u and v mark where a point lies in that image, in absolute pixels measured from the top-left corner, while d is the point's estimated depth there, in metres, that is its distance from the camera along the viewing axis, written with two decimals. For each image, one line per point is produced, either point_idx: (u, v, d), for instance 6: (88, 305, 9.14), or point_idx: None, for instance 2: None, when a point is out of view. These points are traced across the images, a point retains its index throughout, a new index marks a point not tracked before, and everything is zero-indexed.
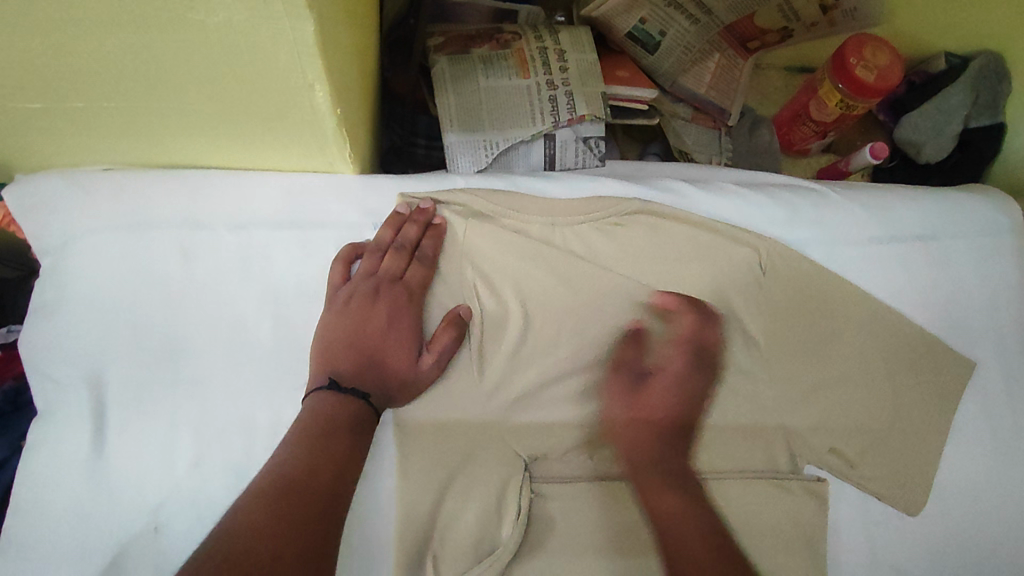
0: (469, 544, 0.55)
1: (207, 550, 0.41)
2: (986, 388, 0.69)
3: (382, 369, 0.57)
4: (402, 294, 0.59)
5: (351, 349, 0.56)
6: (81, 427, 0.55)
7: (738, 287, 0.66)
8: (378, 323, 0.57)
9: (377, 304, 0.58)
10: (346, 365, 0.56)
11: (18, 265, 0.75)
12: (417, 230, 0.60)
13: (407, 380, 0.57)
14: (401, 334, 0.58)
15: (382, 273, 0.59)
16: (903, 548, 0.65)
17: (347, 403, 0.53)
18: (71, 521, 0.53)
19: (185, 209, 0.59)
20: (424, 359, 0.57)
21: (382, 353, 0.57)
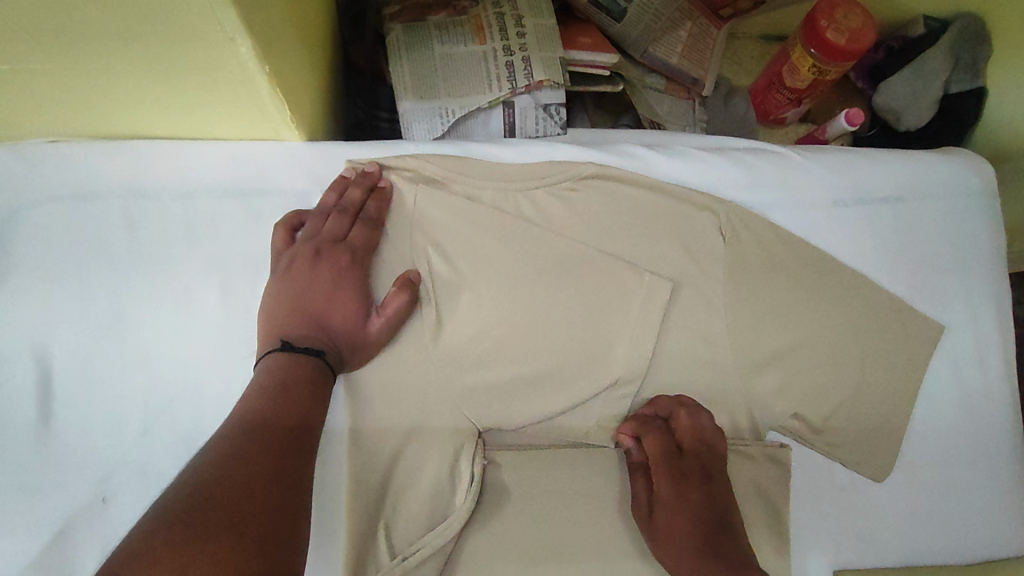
0: (423, 512, 0.55)
1: (181, 481, 0.41)
2: (957, 353, 0.68)
3: (332, 332, 0.55)
4: (350, 255, 0.58)
5: (299, 314, 0.55)
6: (27, 401, 0.54)
7: (700, 252, 0.64)
8: (327, 285, 0.56)
9: (324, 266, 0.56)
10: (296, 328, 0.54)
11: None
12: (360, 192, 0.59)
13: (360, 344, 0.56)
14: (349, 297, 0.56)
15: (324, 235, 0.58)
16: (870, 515, 0.64)
17: (299, 364, 0.51)
18: (18, 493, 0.53)
19: (130, 179, 0.58)
20: (376, 320, 0.56)
21: (328, 315, 0.55)
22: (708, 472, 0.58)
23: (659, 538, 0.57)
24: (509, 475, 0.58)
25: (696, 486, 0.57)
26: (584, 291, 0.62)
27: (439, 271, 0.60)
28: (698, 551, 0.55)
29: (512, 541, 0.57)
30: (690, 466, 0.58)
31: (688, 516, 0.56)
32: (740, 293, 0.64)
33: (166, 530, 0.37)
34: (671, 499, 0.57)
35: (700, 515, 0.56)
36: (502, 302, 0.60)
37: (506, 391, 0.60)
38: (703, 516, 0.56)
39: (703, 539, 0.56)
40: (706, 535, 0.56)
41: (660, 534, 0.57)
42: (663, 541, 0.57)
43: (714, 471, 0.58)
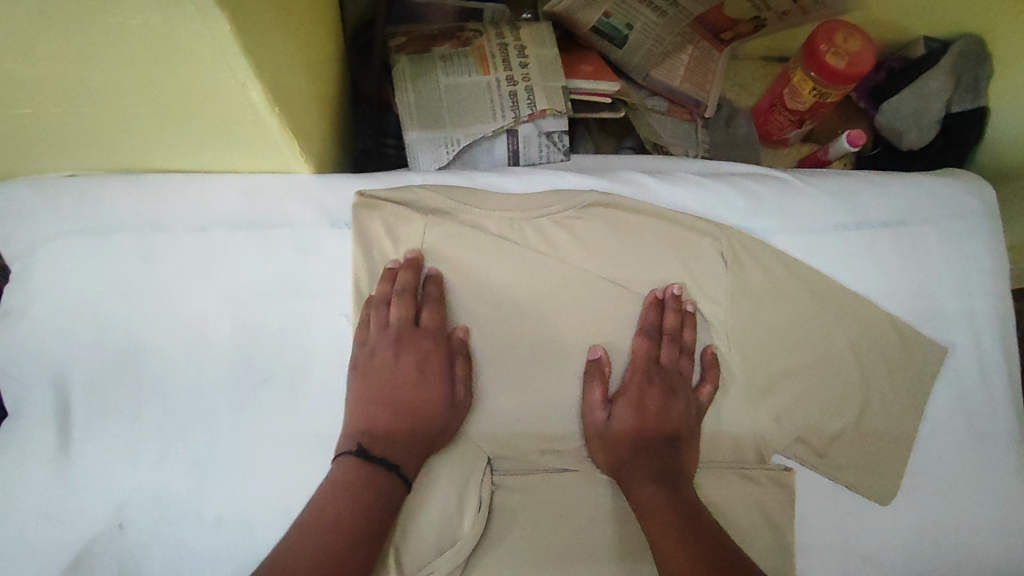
0: (433, 540, 0.55)
1: None
2: (961, 374, 0.68)
3: (425, 419, 0.57)
4: (423, 343, 0.59)
5: (386, 408, 0.56)
6: (46, 429, 0.56)
7: (701, 277, 0.65)
8: (410, 373, 0.58)
9: (403, 356, 0.58)
10: (380, 421, 0.56)
11: None
12: (415, 277, 0.60)
13: (441, 425, 0.57)
14: (427, 385, 0.57)
15: (396, 327, 0.58)
16: (877, 540, 0.64)
17: (376, 477, 0.52)
18: (37, 520, 0.54)
19: (146, 212, 0.60)
20: (456, 390, 0.59)
21: (417, 403, 0.57)
22: (685, 423, 0.61)
23: (606, 439, 0.60)
24: (515, 500, 0.59)
25: (668, 420, 0.60)
26: (588, 317, 0.63)
27: (449, 299, 0.62)
28: (639, 454, 0.59)
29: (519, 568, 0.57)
30: (673, 383, 0.61)
31: (650, 413, 0.60)
32: (744, 318, 0.65)
33: None
34: (640, 389, 0.61)
35: (656, 428, 0.60)
36: (508, 330, 0.62)
37: (511, 417, 0.61)
38: (664, 424, 0.60)
39: (648, 450, 0.59)
40: (650, 458, 0.58)
41: (605, 436, 0.60)
42: (608, 441, 0.60)
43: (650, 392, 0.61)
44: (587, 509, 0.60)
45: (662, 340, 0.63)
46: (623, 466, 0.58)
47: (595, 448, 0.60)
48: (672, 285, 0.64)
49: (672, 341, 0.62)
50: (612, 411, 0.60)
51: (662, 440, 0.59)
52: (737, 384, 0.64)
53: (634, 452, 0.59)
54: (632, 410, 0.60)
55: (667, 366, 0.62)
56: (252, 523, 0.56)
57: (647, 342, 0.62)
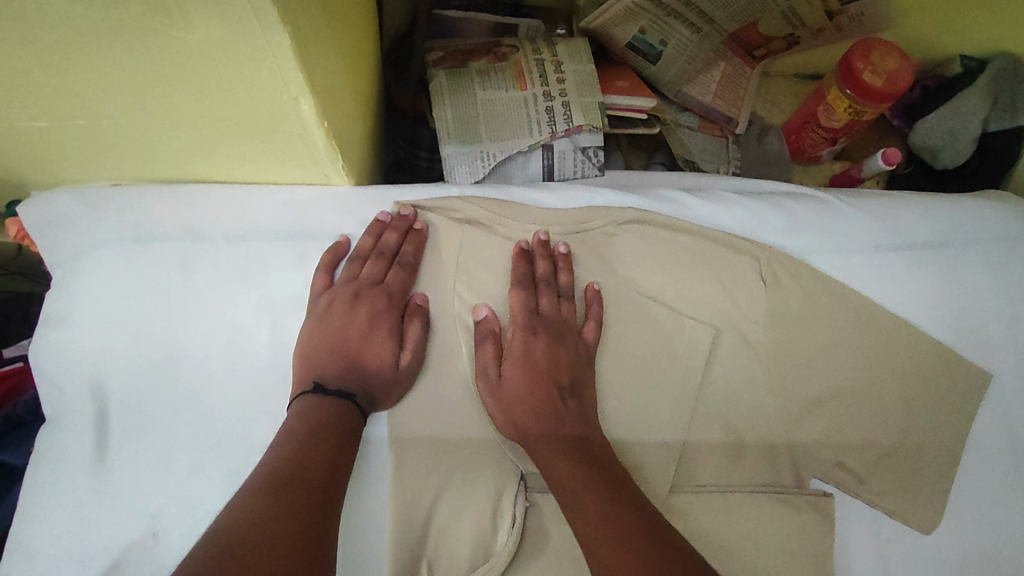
0: (465, 554, 0.55)
1: (210, 539, 0.41)
2: (1008, 399, 0.66)
3: (366, 373, 0.57)
4: (386, 295, 0.59)
5: (334, 355, 0.57)
6: (83, 435, 0.56)
7: (741, 296, 0.64)
8: (368, 327, 0.58)
9: (362, 307, 0.58)
10: (328, 367, 0.56)
11: None
12: (397, 235, 0.61)
13: (395, 382, 0.57)
14: (380, 335, 0.58)
15: (362, 280, 0.60)
16: (921, 568, 0.62)
17: (329, 404, 0.53)
18: (73, 526, 0.54)
19: (186, 221, 0.60)
20: (409, 348, 0.58)
21: (363, 354, 0.57)
22: (576, 369, 0.59)
23: (497, 391, 0.57)
24: (547, 518, 0.57)
25: (557, 367, 0.58)
26: (623, 335, 0.62)
27: (483, 312, 0.60)
28: (537, 414, 0.56)
29: None
30: (559, 330, 0.59)
31: (559, 366, 0.58)
32: (782, 337, 0.64)
33: None
34: (523, 345, 0.58)
35: (546, 380, 0.58)
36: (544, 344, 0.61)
37: None
38: (542, 375, 0.58)
39: (539, 402, 0.57)
40: (536, 417, 0.56)
41: (495, 393, 0.57)
42: (501, 395, 0.57)
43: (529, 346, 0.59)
44: None
45: (541, 289, 0.61)
46: (521, 418, 0.56)
47: (484, 398, 0.57)
48: (540, 233, 0.63)
49: (548, 286, 0.61)
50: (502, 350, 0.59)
51: (549, 394, 0.57)
52: (776, 405, 0.63)
53: (534, 416, 0.56)
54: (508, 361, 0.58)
55: (547, 315, 0.60)
56: None
57: (524, 294, 0.60)
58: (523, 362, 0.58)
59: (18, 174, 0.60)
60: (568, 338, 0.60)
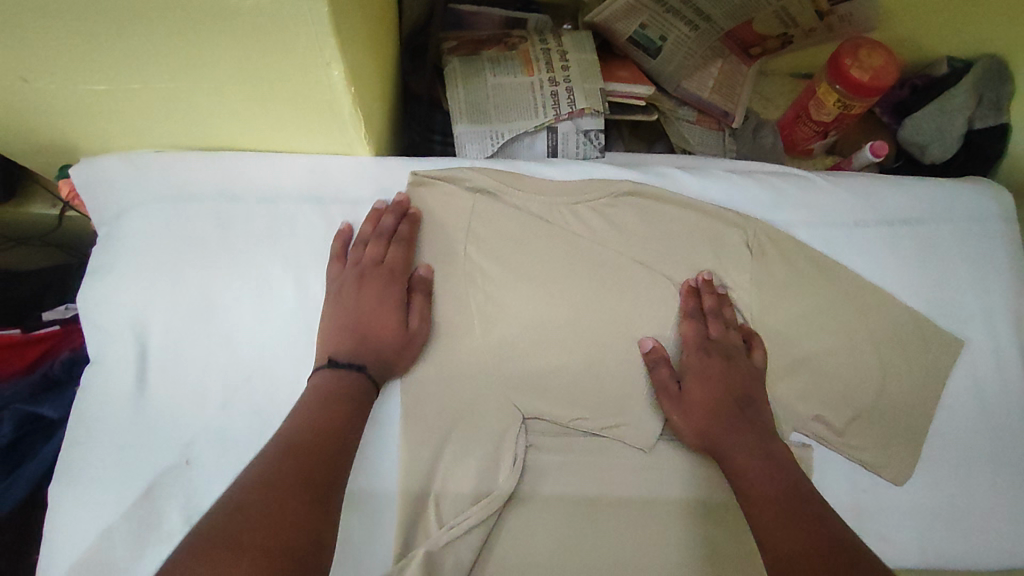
0: (470, 487, 0.61)
1: (224, 500, 0.46)
2: (976, 363, 0.71)
3: (376, 346, 0.60)
4: (388, 275, 0.63)
5: (346, 333, 0.60)
6: (127, 372, 0.61)
7: (728, 264, 0.70)
8: (375, 308, 0.62)
9: (365, 291, 0.62)
10: (343, 344, 0.60)
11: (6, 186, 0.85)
12: (394, 217, 0.65)
13: (401, 356, 0.62)
14: (386, 314, 0.61)
15: (366, 261, 0.63)
16: (893, 516, 0.67)
17: (340, 378, 0.58)
18: (118, 451, 0.60)
19: (222, 184, 0.66)
20: (415, 324, 0.62)
21: (373, 327, 0.61)
22: (744, 385, 0.63)
23: (682, 399, 0.62)
24: (546, 457, 0.63)
25: (730, 381, 0.62)
26: (619, 296, 0.67)
27: (491, 270, 0.66)
28: (722, 420, 0.60)
29: (547, 518, 0.61)
30: (727, 351, 0.64)
31: (735, 380, 0.63)
32: (766, 301, 0.69)
33: (219, 542, 0.43)
34: (698, 362, 0.64)
35: (729, 392, 0.62)
36: (545, 300, 0.66)
37: (547, 381, 0.64)
38: (722, 390, 0.62)
39: (721, 413, 0.61)
40: (727, 425, 0.60)
41: (679, 403, 0.62)
42: (688, 404, 0.62)
43: (740, 379, 0.63)
44: (610, 470, 0.63)
45: (708, 319, 0.66)
46: (710, 429, 0.61)
47: (671, 409, 0.63)
48: (702, 273, 0.68)
49: (715, 318, 0.66)
50: (682, 371, 0.64)
51: (735, 402, 0.61)
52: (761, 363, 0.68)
53: (713, 419, 0.61)
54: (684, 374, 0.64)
55: (718, 338, 0.65)
56: None
57: (695, 325, 0.65)
58: (704, 380, 0.63)
59: (73, 140, 0.66)
60: (737, 357, 0.64)
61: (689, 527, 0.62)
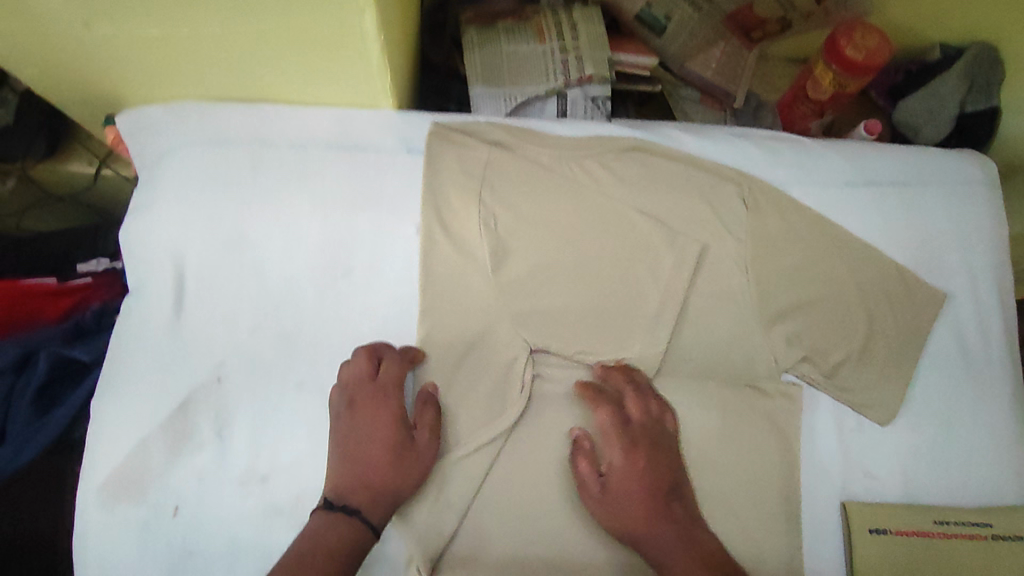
0: (480, 411, 0.66)
1: None
2: (959, 315, 0.76)
3: (380, 479, 0.59)
4: (387, 394, 0.62)
5: (348, 468, 0.60)
6: (165, 296, 0.66)
7: (726, 216, 0.74)
8: (374, 450, 0.60)
9: (361, 414, 0.62)
10: (342, 483, 0.59)
11: (49, 145, 0.92)
12: (370, 360, 0.64)
13: (406, 471, 0.61)
14: (385, 450, 0.60)
15: (349, 390, 0.63)
16: (877, 453, 0.72)
17: (337, 519, 0.57)
18: (155, 369, 0.64)
19: (257, 131, 0.71)
20: (420, 445, 0.62)
21: (371, 475, 0.59)
22: (671, 475, 0.63)
23: (605, 498, 0.63)
24: (550, 386, 0.69)
25: (659, 477, 0.62)
26: (624, 241, 0.72)
27: (504, 214, 0.70)
28: (650, 525, 0.60)
29: (551, 438, 0.68)
30: (656, 437, 0.65)
31: (662, 471, 0.63)
32: (762, 252, 0.73)
33: None
34: (624, 457, 0.63)
35: (658, 486, 0.62)
36: (553, 244, 0.70)
37: (556, 317, 0.69)
38: (647, 492, 0.61)
39: (650, 512, 0.61)
40: (655, 523, 0.60)
41: (605, 507, 0.62)
42: (609, 506, 0.62)
43: (666, 470, 0.63)
44: None
45: (627, 401, 0.66)
46: (635, 532, 0.61)
47: (593, 508, 0.63)
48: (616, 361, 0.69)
49: (637, 394, 0.67)
50: (603, 491, 0.63)
51: (662, 496, 0.62)
52: (756, 310, 0.72)
53: (639, 514, 0.61)
54: (599, 512, 0.63)
55: (639, 422, 0.65)
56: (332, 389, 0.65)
57: (614, 418, 0.65)
58: (631, 466, 0.63)
59: (117, 89, 0.71)
60: (665, 442, 0.65)
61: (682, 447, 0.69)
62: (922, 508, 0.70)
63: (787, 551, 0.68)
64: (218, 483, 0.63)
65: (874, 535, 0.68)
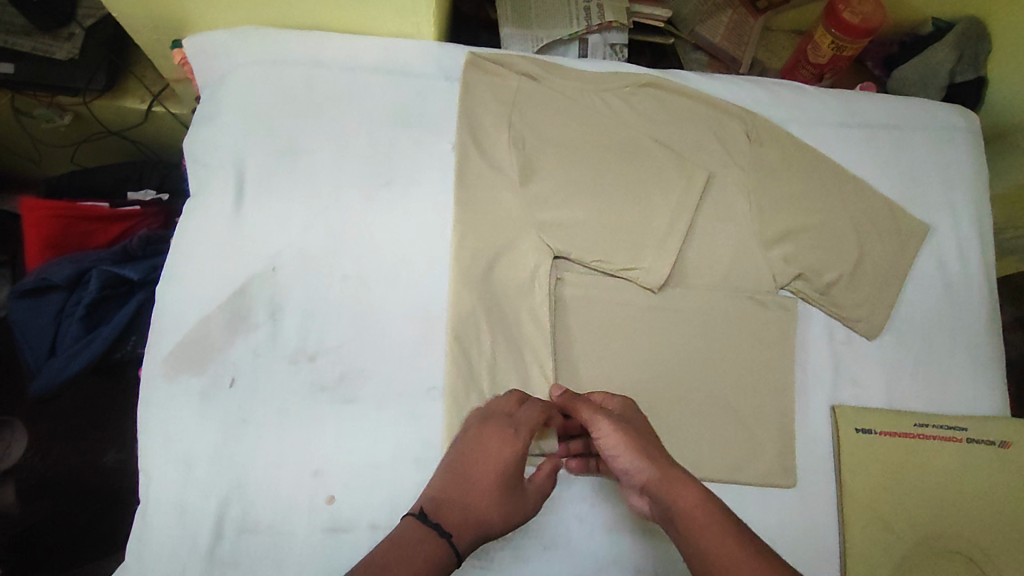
0: (507, 309, 0.74)
1: None
2: (941, 246, 0.83)
3: (487, 506, 0.56)
4: (523, 432, 0.60)
5: (460, 486, 0.57)
6: (227, 195, 0.74)
7: (732, 148, 0.82)
8: (491, 479, 0.57)
9: (489, 437, 0.59)
10: (448, 498, 0.56)
11: (107, 84, 0.98)
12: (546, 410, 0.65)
13: (510, 512, 0.58)
14: (505, 483, 0.57)
15: (502, 414, 0.62)
16: (863, 363, 0.79)
17: (431, 535, 0.53)
18: (218, 258, 0.72)
19: (312, 55, 0.79)
20: (530, 492, 0.60)
21: (482, 498, 0.56)
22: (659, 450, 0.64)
23: (622, 422, 0.61)
24: (569, 290, 0.76)
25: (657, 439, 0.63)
26: (640, 164, 0.79)
27: (531, 137, 0.78)
28: (663, 452, 0.59)
29: (569, 336, 0.75)
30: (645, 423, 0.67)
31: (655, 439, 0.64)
32: (763, 182, 0.80)
33: None
34: (629, 409, 0.65)
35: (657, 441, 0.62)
36: (575, 165, 0.78)
37: (578, 225, 0.76)
38: (652, 434, 0.62)
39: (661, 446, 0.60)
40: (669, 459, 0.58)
41: (625, 424, 0.60)
42: (627, 428, 0.60)
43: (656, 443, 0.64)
44: (624, 301, 0.76)
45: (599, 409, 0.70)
46: (650, 453, 0.58)
47: (610, 427, 0.60)
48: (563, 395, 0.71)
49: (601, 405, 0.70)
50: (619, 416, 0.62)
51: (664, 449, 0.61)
52: (754, 231, 0.79)
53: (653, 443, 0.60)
54: (618, 426, 0.60)
55: None
56: (374, 282, 0.73)
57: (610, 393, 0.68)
58: (635, 416, 0.64)
59: (185, 17, 0.78)
60: None
61: (688, 349, 0.76)
62: (902, 412, 0.77)
63: (781, 446, 0.75)
64: (271, 361, 0.70)
65: (861, 434, 0.76)
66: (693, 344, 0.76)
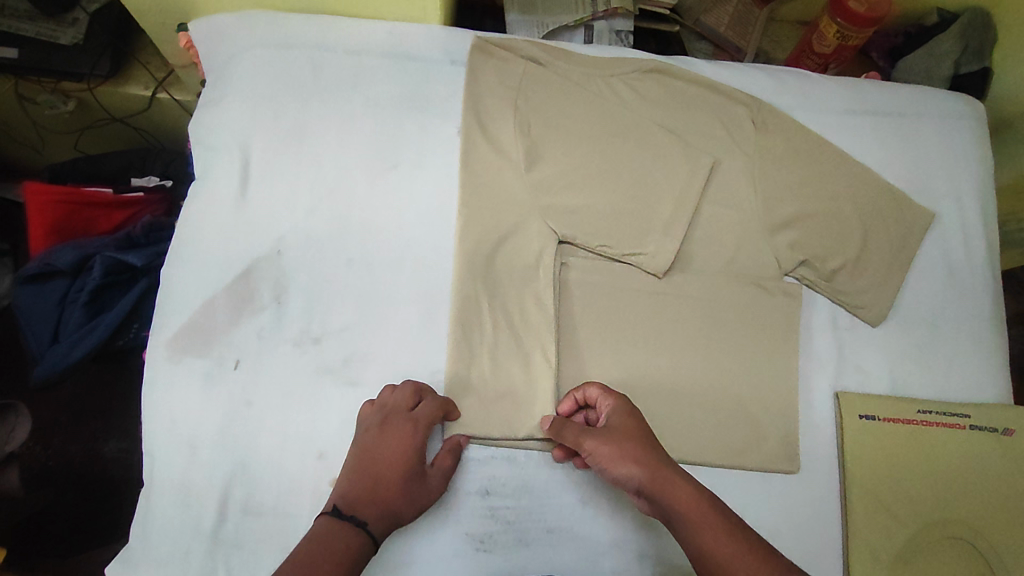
0: (512, 292, 0.74)
1: None
2: (945, 233, 0.83)
3: (387, 498, 0.62)
4: (419, 428, 0.65)
5: (363, 480, 0.63)
6: (232, 177, 0.74)
7: (736, 133, 0.81)
8: (391, 470, 0.63)
9: (387, 433, 0.64)
10: (353, 491, 0.62)
11: (110, 69, 0.98)
12: (433, 404, 0.67)
13: (414, 501, 0.63)
14: (403, 474, 0.63)
15: (391, 407, 0.66)
16: (867, 350, 0.79)
17: (343, 527, 0.58)
18: (222, 241, 0.72)
19: (317, 39, 0.79)
20: (431, 478, 0.66)
21: (381, 491, 0.62)
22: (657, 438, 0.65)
23: (607, 437, 0.62)
24: (573, 274, 0.76)
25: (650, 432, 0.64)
26: (644, 149, 0.79)
27: (536, 121, 0.77)
28: (653, 455, 0.61)
29: (573, 321, 0.75)
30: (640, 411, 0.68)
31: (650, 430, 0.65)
32: (767, 167, 0.80)
33: None
34: (618, 409, 0.65)
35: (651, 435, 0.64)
36: (580, 149, 0.78)
37: (582, 209, 0.76)
38: (643, 432, 0.63)
39: (652, 447, 0.62)
40: (659, 461, 0.60)
41: (611, 436, 0.62)
42: (612, 439, 0.62)
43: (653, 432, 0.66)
44: (628, 287, 0.76)
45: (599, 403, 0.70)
46: (640, 460, 0.60)
47: (596, 443, 0.62)
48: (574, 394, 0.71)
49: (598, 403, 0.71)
50: (605, 426, 0.64)
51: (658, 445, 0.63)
52: (758, 216, 0.79)
53: (641, 447, 0.61)
54: (607, 440, 0.62)
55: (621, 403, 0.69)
56: (378, 265, 0.73)
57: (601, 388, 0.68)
58: (624, 416, 0.65)
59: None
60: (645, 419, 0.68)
61: (692, 335, 0.76)
62: (906, 398, 0.77)
63: (784, 432, 0.75)
64: (275, 344, 0.70)
65: (864, 420, 0.76)
66: (696, 329, 0.76)
